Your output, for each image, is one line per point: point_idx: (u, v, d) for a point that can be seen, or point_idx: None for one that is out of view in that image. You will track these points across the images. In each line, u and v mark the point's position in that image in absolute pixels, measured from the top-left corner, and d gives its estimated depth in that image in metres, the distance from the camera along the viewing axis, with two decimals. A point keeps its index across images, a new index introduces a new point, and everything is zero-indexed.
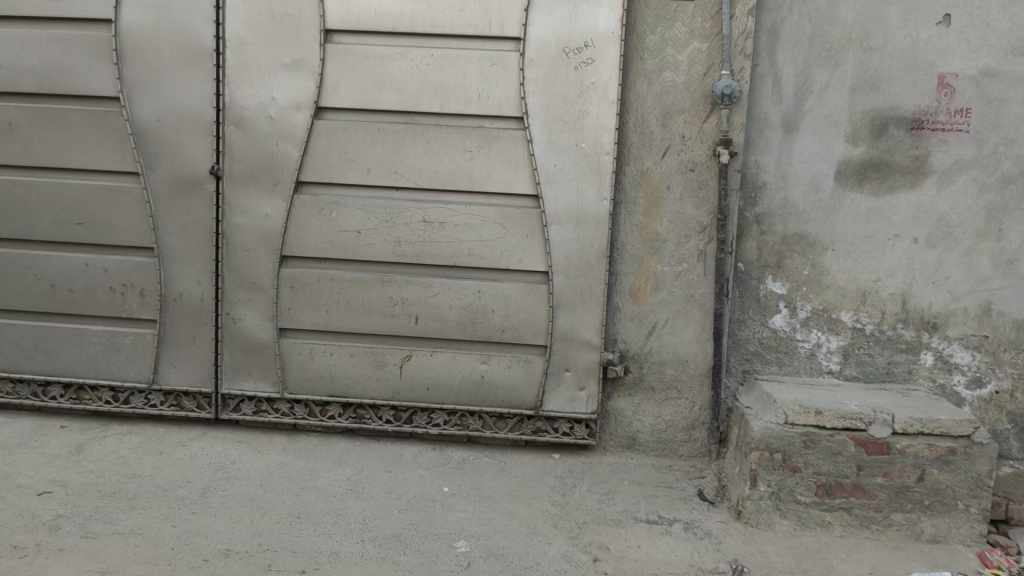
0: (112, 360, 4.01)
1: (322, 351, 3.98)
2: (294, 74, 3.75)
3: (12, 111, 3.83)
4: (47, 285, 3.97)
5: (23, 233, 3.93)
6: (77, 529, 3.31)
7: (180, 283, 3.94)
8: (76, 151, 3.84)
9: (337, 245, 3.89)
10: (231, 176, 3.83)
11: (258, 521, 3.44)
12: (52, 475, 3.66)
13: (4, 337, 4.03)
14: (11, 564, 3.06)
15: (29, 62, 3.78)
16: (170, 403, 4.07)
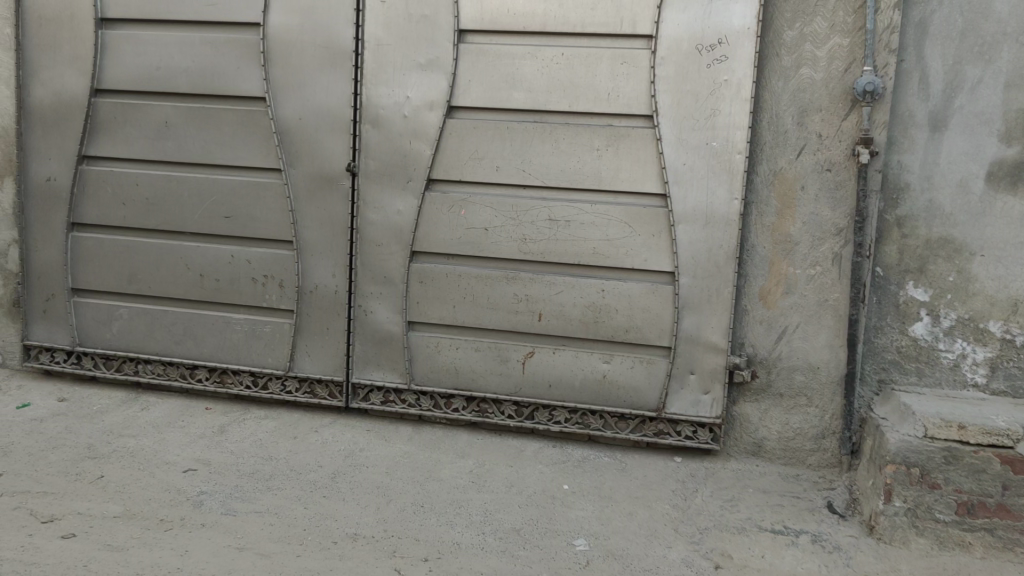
0: (253, 347, 4.22)
1: (449, 345, 4.07)
2: (428, 74, 3.84)
3: (168, 110, 4.05)
4: (196, 275, 4.20)
5: (176, 225, 4.16)
6: (218, 506, 3.50)
7: (316, 275, 4.10)
8: (225, 148, 4.05)
9: (465, 241, 3.96)
10: (366, 172, 3.96)
11: (384, 507, 3.56)
12: (197, 453, 3.89)
13: (157, 322, 4.26)
14: (159, 535, 3.27)
15: (185, 64, 4.00)
16: (305, 390, 4.24)
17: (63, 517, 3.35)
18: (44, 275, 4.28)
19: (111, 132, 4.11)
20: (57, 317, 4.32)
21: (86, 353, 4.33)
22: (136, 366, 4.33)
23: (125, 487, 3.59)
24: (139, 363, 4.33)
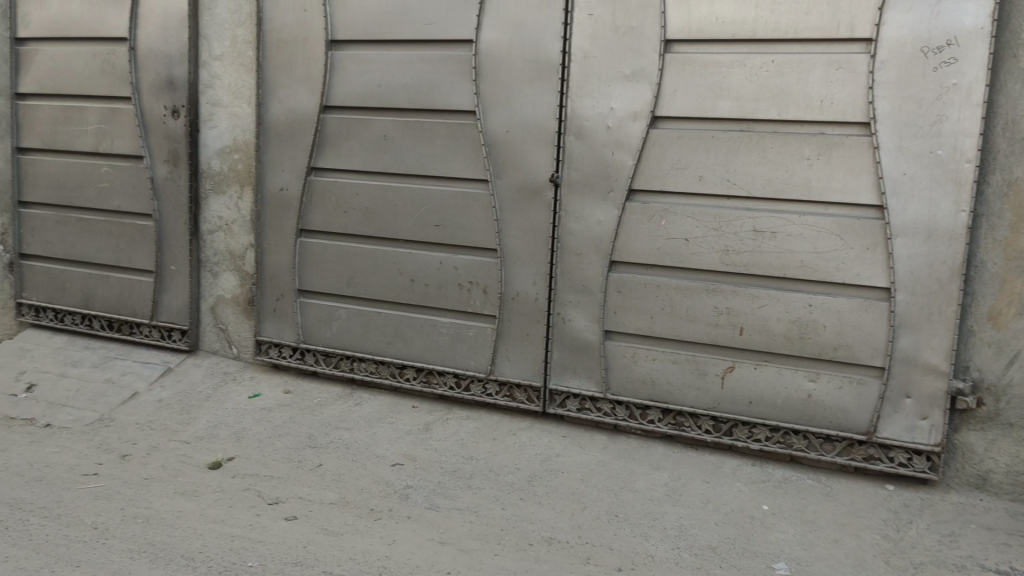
0: (457, 350, 4.36)
1: (646, 355, 4.05)
2: (632, 85, 3.86)
3: (386, 125, 4.27)
4: (407, 280, 4.38)
5: (391, 233, 4.36)
6: (423, 500, 3.68)
7: (518, 283, 4.20)
8: (437, 160, 4.23)
9: (666, 252, 3.93)
10: (569, 183, 4.03)
11: (579, 514, 3.59)
12: (405, 448, 4.09)
13: (370, 323, 4.47)
14: (370, 524, 3.48)
15: (403, 80, 4.21)
16: (504, 393, 4.33)
17: (286, 500, 3.64)
18: (275, 276, 4.55)
19: (336, 146, 4.36)
20: (285, 314, 4.57)
21: (309, 349, 4.57)
22: (352, 364, 4.53)
23: (340, 477, 3.84)
24: (354, 360, 4.53)
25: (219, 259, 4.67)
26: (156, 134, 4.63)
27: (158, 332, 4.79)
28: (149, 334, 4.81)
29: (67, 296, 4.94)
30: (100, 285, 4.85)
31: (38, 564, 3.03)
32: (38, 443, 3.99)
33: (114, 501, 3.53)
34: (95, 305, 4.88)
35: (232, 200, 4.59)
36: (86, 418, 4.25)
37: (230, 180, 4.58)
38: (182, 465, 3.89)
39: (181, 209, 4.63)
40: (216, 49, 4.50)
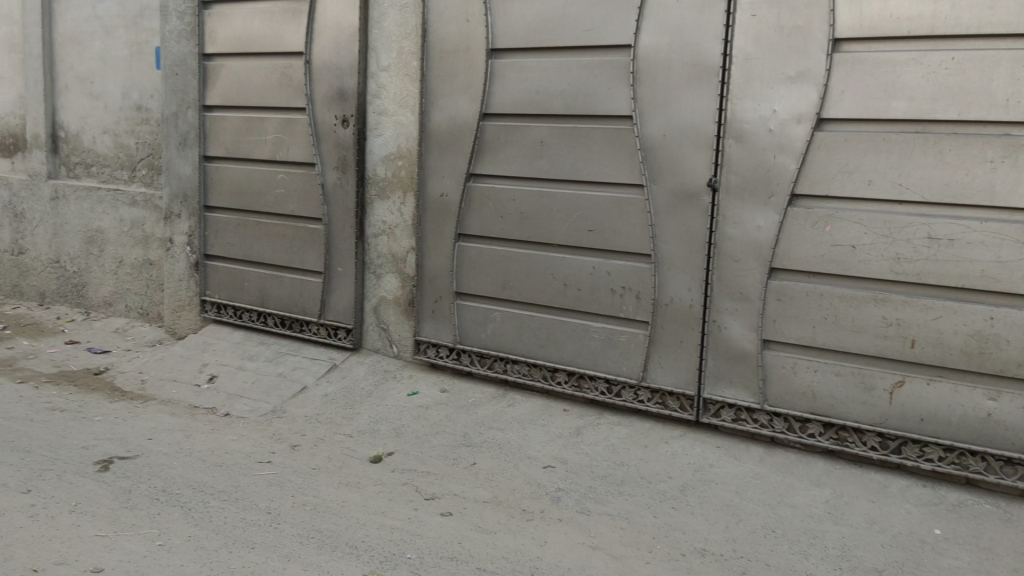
0: (610, 355, 4.33)
1: (806, 366, 3.89)
2: (797, 86, 3.73)
3: (543, 131, 4.31)
4: (560, 284, 4.39)
5: (545, 238, 4.38)
6: (574, 504, 3.70)
7: (672, 288, 4.14)
8: (593, 165, 4.22)
9: (830, 259, 3.76)
10: (727, 188, 3.94)
11: (734, 527, 3.50)
12: (556, 451, 4.11)
13: (523, 326, 4.52)
14: (522, 524, 3.52)
15: (561, 86, 4.24)
16: (656, 400, 4.25)
17: (442, 496, 3.75)
18: (434, 279, 4.70)
19: (494, 152, 4.44)
20: (443, 315, 4.71)
21: (464, 350, 4.68)
22: (505, 365, 4.60)
23: (494, 476, 3.92)
24: (508, 362, 4.59)
25: (383, 261, 4.86)
26: (327, 142, 4.89)
27: (325, 330, 5.04)
28: (317, 332, 5.07)
29: (246, 295, 5.28)
30: (275, 285, 5.17)
31: (218, 543, 3.26)
32: (218, 431, 4.30)
33: (284, 488, 3.75)
34: (270, 303, 5.20)
35: (395, 204, 4.78)
36: (260, 410, 4.54)
37: (393, 185, 4.77)
38: (345, 458, 4.08)
39: (348, 213, 4.87)
40: (383, 60, 4.70)
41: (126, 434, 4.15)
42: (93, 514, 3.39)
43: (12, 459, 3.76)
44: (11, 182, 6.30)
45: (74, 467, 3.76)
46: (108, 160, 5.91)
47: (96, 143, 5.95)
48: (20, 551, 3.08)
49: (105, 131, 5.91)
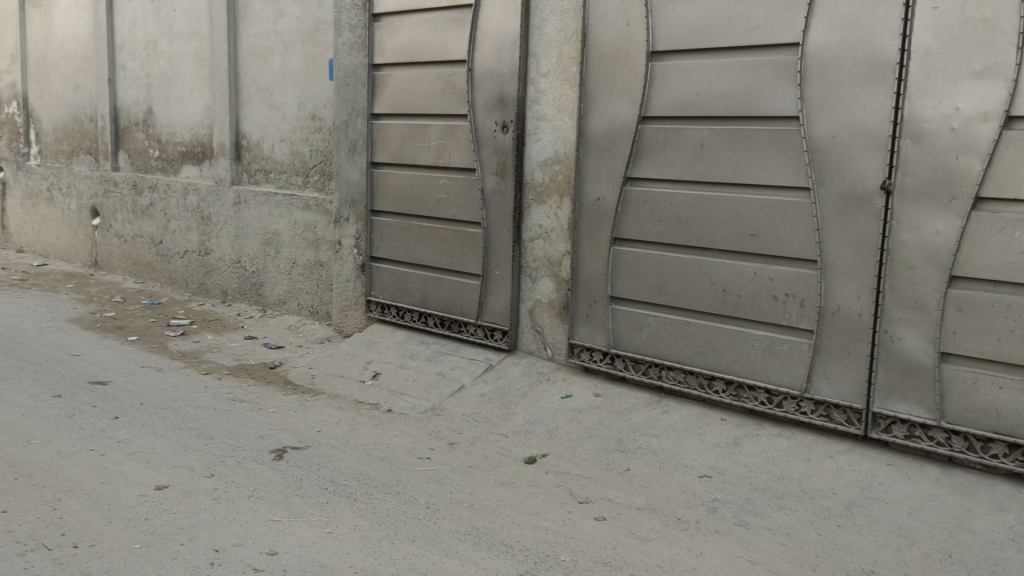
0: (771, 364, 4.16)
1: (990, 382, 3.59)
2: (984, 81, 3.47)
3: (703, 133, 4.21)
4: (719, 290, 4.27)
5: (703, 242, 4.27)
6: (732, 515, 3.59)
7: (840, 296, 3.93)
8: (755, 168, 4.08)
9: (1020, 267, 3.46)
10: (903, 190, 3.70)
11: (906, 550, 3.29)
12: (713, 460, 3.99)
13: (680, 332, 4.42)
14: (677, 534, 3.46)
15: (723, 88, 4.13)
16: (821, 413, 4.04)
17: (596, 500, 3.74)
18: (590, 283, 4.69)
19: (652, 155, 4.39)
20: (598, 319, 4.68)
21: (618, 355, 4.63)
22: (660, 372, 4.51)
23: (649, 483, 3.87)
24: (663, 368, 4.50)
25: (539, 265, 4.90)
26: (487, 147, 5.00)
27: (483, 331, 5.15)
28: (475, 333, 5.18)
29: (408, 295, 5.47)
30: (436, 286, 5.33)
31: (381, 534, 3.39)
32: (381, 426, 4.48)
33: (443, 484, 3.86)
34: (431, 304, 5.36)
35: (552, 209, 4.81)
36: (420, 407, 4.69)
37: (550, 189, 4.80)
38: (501, 458, 4.15)
39: (506, 217, 4.94)
40: (543, 66, 4.75)
41: (297, 426, 4.40)
42: (269, 500, 3.61)
43: (198, 444, 4.06)
44: (199, 187, 6.81)
45: (252, 454, 4.01)
46: (284, 166, 6.28)
47: (274, 151, 6.34)
48: (205, 531, 3.32)
49: (282, 140, 6.29)
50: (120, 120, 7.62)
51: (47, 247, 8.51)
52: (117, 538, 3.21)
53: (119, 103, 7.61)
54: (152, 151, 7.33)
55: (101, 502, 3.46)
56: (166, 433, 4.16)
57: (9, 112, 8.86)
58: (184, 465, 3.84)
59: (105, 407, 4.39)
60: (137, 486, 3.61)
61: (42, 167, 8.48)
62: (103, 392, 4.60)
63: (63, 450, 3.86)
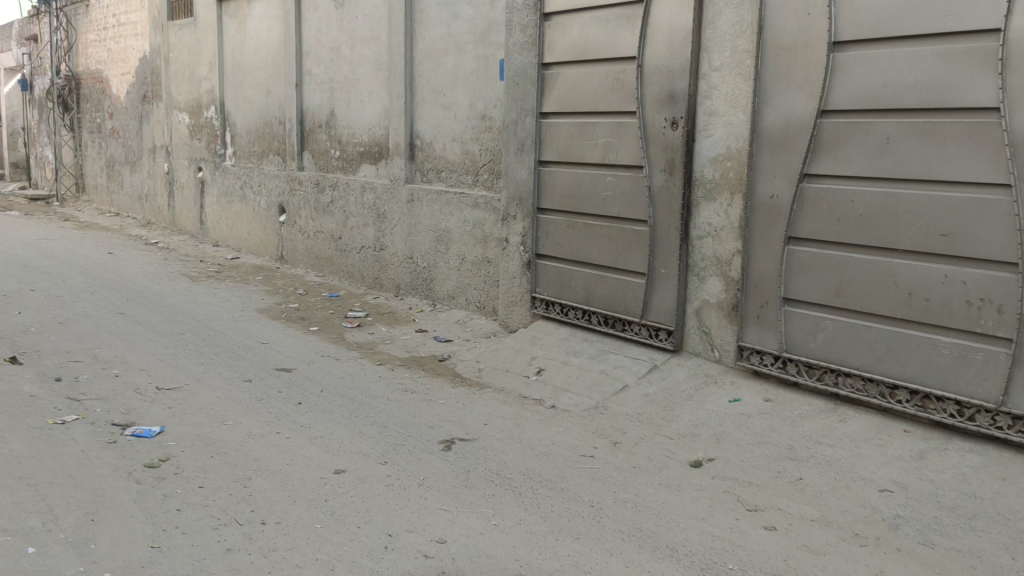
0: (961, 375, 3.85)
1: None
2: None
3: (890, 127, 3.96)
4: (905, 293, 3.99)
5: (888, 243, 4.02)
6: (916, 534, 3.38)
7: None
8: (948, 164, 3.78)
9: None
10: None
11: None
12: (894, 474, 3.76)
13: (859, 337, 4.18)
14: (853, 549, 3.29)
15: (912, 79, 3.86)
16: (1019, 429, 3.69)
17: (765, 509, 3.62)
18: (761, 284, 4.53)
19: (832, 151, 4.17)
20: (770, 321, 4.51)
21: (791, 359, 4.44)
22: (837, 378, 4.28)
23: (823, 495, 3.70)
24: (840, 375, 4.27)
25: (708, 265, 4.78)
26: (656, 144, 4.93)
27: (648, 330, 5.08)
28: (639, 332, 5.13)
29: (573, 293, 5.49)
30: (600, 285, 5.32)
31: (546, 529, 3.43)
32: (545, 422, 4.53)
33: (607, 483, 3.85)
34: (595, 302, 5.36)
35: (723, 207, 4.68)
36: (584, 405, 4.71)
37: (721, 187, 4.68)
38: (666, 459, 4.09)
39: (674, 216, 4.86)
40: (716, 61, 4.62)
41: (465, 418, 4.52)
42: (438, 489, 3.73)
43: (373, 432, 4.26)
44: (376, 186, 7.14)
45: (423, 444, 4.16)
46: (455, 165, 6.46)
47: (445, 150, 6.53)
48: (379, 515, 3.47)
49: (453, 139, 6.46)
50: (305, 122, 8.09)
51: (239, 242, 9.18)
52: (300, 518, 3.41)
53: (304, 106, 8.08)
54: (333, 151, 7.73)
55: (286, 483, 3.69)
56: (344, 420, 4.38)
57: (209, 116, 9.61)
58: (360, 451, 4.03)
59: (290, 393, 4.68)
60: (317, 469, 3.83)
61: (236, 166, 9.15)
62: (288, 378, 4.91)
63: (252, 431, 4.15)
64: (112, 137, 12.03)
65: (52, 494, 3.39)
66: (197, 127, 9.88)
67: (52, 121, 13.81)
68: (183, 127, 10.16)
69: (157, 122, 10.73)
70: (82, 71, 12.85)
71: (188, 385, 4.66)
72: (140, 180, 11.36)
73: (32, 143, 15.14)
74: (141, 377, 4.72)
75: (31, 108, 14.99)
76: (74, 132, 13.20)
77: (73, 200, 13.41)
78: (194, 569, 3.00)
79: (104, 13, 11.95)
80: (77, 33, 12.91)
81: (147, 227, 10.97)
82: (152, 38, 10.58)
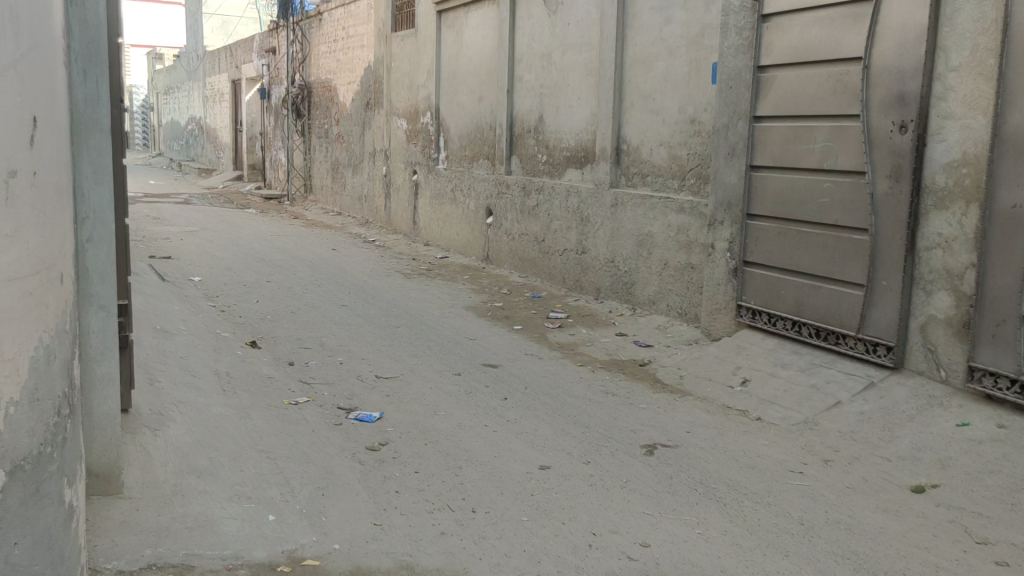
0: None
1: None
2: None
3: None
4: None
5: None
6: None
7: None
8: None
9: None
10: None
11: None
12: None
13: None
14: None
15: None
16: None
17: (997, 543, 3.34)
18: (998, 300, 4.15)
19: None
20: (1006, 341, 4.11)
21: None
22: None
23: None
24: None
25: (936, 277, 4.46)
26: (881, 149, 4.68)
27: (864, 345, 4.82)
28: (854, 346, 4.88)
29: (782, 303, 5.31)
30: (813, 294, 5.11)
31: (753, 543, 3.34)
32: (751, 433, 4.42)
33: (818, 502, 3.70)
34: (806, 312, 5.16)
35: (956, 216, 4.35)
36: (792, 419, 4.55)
37: (955, 195, 4.35)
38: (884, 482, 3.88)
39: (900, 224, 4.59)
40: (954, 60, 4.31)
41: (669, 424, 4.49)
42: (641, 493, 3.73)
43: (577, 431, 4.33)
44: (581, 190, 7.25)
45: (626, 447, 4.18)
46: (662, 170, 6.44)
47: (652, 155, 6.52)
48: (583, 514, 3.51)
49: (661, 143, 6.44)
50: (513, 127, 8.35)
51: (448, 242, 9.61)
52: (508, 509, 3.53)
53: (513, 111, 8.33)
54: (540, 156, 7.93)
55: (495, 474, 3.82)
56: (548, 417, 4.48)
57: (425, 122, 10.12)
58: (565, 450, 4.11)
59: (497, 388, 4.84)
60: (523, 463, 3.94)
61: (447, 170, 9.59)
62: (495, 373, 5.08)
63: (463, 422, 4.34)
64: (337, 141, 12.95)
65: (289, 468, 3.69)
66: (413, 132, 10.44)
67: (286, 127, 15.06)
68: (401, 132, 10.77)
69: (378, 127, 11.45)
70: (313, 80, 13.90)
71: (404, 375, 4.94)
72: (360, 181, 12.15)
73: (268, 147, 16.58)
74: (363, 366, 5.05)
75: (269, 115, 16.41)
76: (305, 136, 14.32)
77: (301, 200, 14.55)
78: (412, 548, 3.17)
79: (334, 27, 12.87)
80: (309, 46, 13.98)
81: (365, 225, 11.72)
82: (377, 49, 11.29)
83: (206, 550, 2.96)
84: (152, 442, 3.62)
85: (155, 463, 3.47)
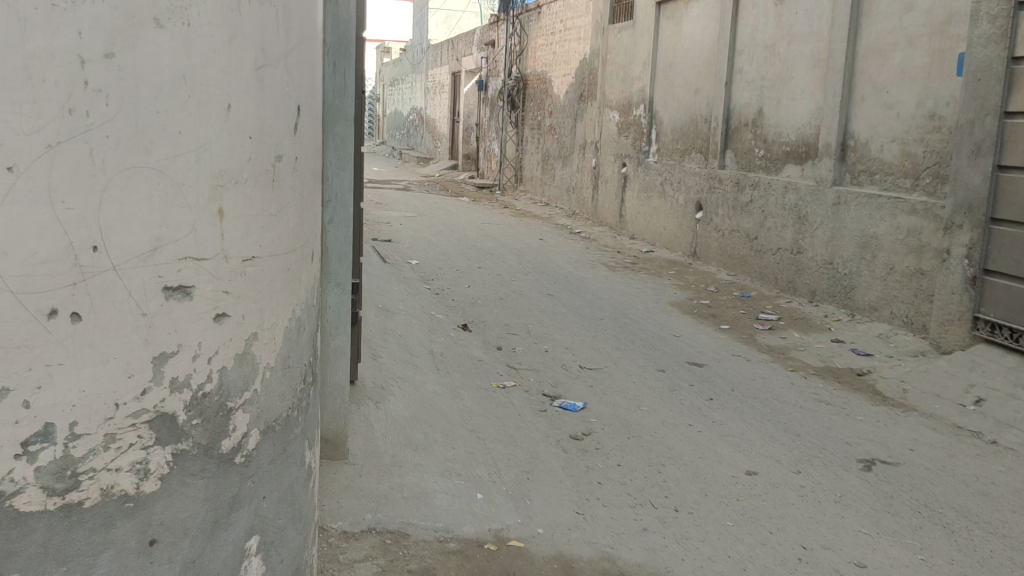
0: None
1: None
2: None
3: None
4: None
5: None
6: None
7: None
8: None
9: None
10: None
11: None
12: None
13: None
14: None
15: None
16: None
17: None
18: None
19: None
20: None
21: None
22: None
23: None
24: None
25: None
26: None
27: None
28: None
29: None
30: None
31: None
32: (983, 458, 4.05)
33: None
34: None
35: None
36: None
37: None
38: None
39: None
40: None
41: (889, 439, 4.21)
42: (857, 510, 3.51)
43: (786, 438, 4.15)
44: (800, 187, 6.94)
45: (840, 460, 3.96)
46: (893, 168, 6.03)
47: (883, 151, 6.12)
48: (792, 525, 3.36)
49: (894, 140, 6.03)
50: (730, 120, 8.12)
51: (654, 236, 9.53)
52: (713, 512, 3.44)
53: (730, 104, 8.11)
54: (757, 151, 7.66)
55: (699, 475, 3.75)
56: (756, 421, 4.34)
57: (638, 114, 10.06)
58: (773, 456, 3.96)
59: (701, 388, 4.74)
60: (729, 466, 3.83)
61: (658, 163, 9.49)
62: (700, 372, 4.98)
63: (667, 420, 4.28)
64: (549, 133, 13.16)
65: (497, 449, 3.81)
66: (625, 124, 10.42)
67: (500, 118, 15.52)
68: (612, 124, 10.78)
69: (590, 119, 11.52)
70: (529, 73, 14.20)
71: (608, 367, 4.96)
72: (569, 174, 12.28)
73: (483, 137, 17.14)
74: (568, 355, 5.11)
75: (485, 106, 16.94)
76: (518, 127, 14.67)
77: (511, 189, 14.93)
78: (614, 541, 3.17)
79: (553, 20, 13.06)
80: (528, 39, 14.27)
81: (571, 216, 11.86)
82: (595, 41, 11.35)
83: (420, 520, 3.11)
84: (374, 413, 3.85)
85: (376, 434, 3.69)
